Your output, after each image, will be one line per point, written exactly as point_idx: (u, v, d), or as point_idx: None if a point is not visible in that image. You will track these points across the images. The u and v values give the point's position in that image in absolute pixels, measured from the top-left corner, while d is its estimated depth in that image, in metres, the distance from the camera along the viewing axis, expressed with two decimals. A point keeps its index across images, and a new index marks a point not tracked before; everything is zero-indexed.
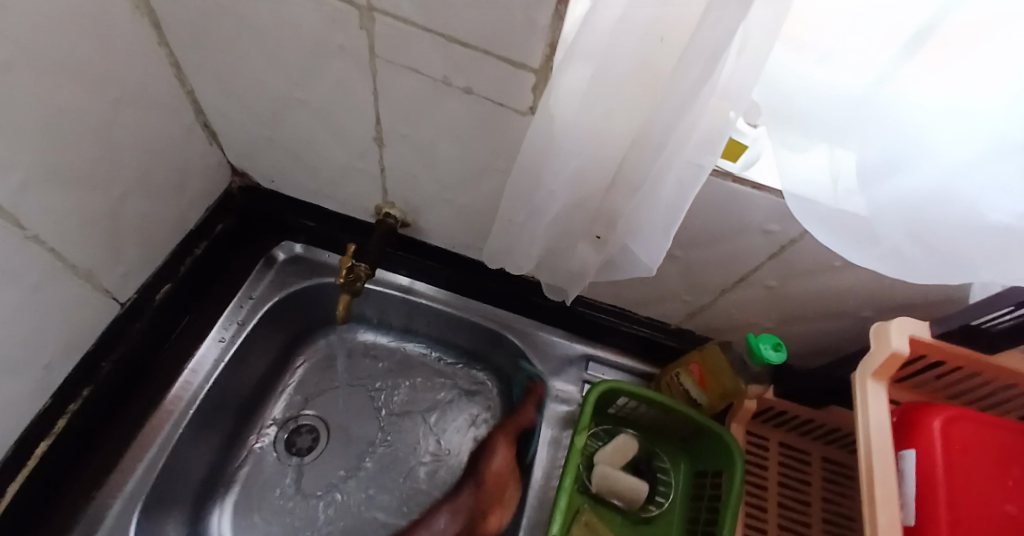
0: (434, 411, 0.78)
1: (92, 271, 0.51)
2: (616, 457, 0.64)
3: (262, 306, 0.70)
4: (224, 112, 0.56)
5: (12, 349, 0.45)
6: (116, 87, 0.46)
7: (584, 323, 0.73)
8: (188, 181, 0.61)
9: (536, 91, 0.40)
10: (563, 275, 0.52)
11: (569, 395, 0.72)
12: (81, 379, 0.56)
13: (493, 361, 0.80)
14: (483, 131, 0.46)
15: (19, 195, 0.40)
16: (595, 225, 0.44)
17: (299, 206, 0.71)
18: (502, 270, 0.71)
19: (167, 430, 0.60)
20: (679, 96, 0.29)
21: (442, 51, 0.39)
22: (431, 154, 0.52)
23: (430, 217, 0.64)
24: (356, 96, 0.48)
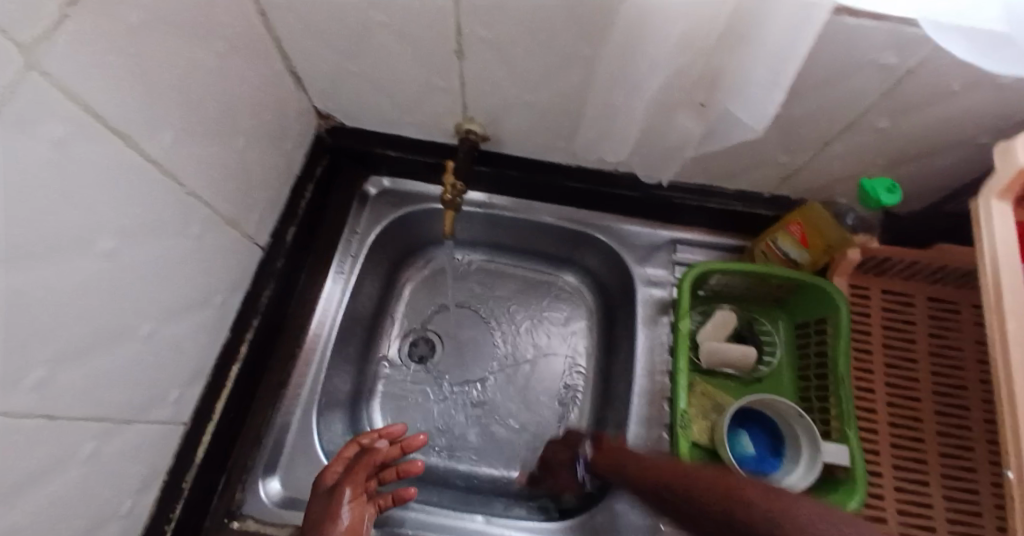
0: (532, 314, 0.85)
1: (237, 219, 0.59)
2: (718, 331, 0.68)
3: (368, 237, 0.77)
4: (307, 51, 0.58)
5: (192, 289, 0.53)
6: (222, 41, 0.49)
7: (667, 208, 0.75)
8: (287, 128, 0.65)
9: None
10: (661, 155, 0.55)
11: (661, 278, 0.76)
12: (249, 313, 0.65)
13: (581, 261, 0.84)
14: (571, 18, 0.46)
15: (172, 152, 0.46)
16: (699, 92, 0.45)
17: (382, 136, 0.74)
18: (585, 167, 0.73)
19: (319, 351, 0.70)
20: None
21: None
22: (515, 55, 0.53)
23: (510, 125, 0.65)
24: (437, 7, 0.48)
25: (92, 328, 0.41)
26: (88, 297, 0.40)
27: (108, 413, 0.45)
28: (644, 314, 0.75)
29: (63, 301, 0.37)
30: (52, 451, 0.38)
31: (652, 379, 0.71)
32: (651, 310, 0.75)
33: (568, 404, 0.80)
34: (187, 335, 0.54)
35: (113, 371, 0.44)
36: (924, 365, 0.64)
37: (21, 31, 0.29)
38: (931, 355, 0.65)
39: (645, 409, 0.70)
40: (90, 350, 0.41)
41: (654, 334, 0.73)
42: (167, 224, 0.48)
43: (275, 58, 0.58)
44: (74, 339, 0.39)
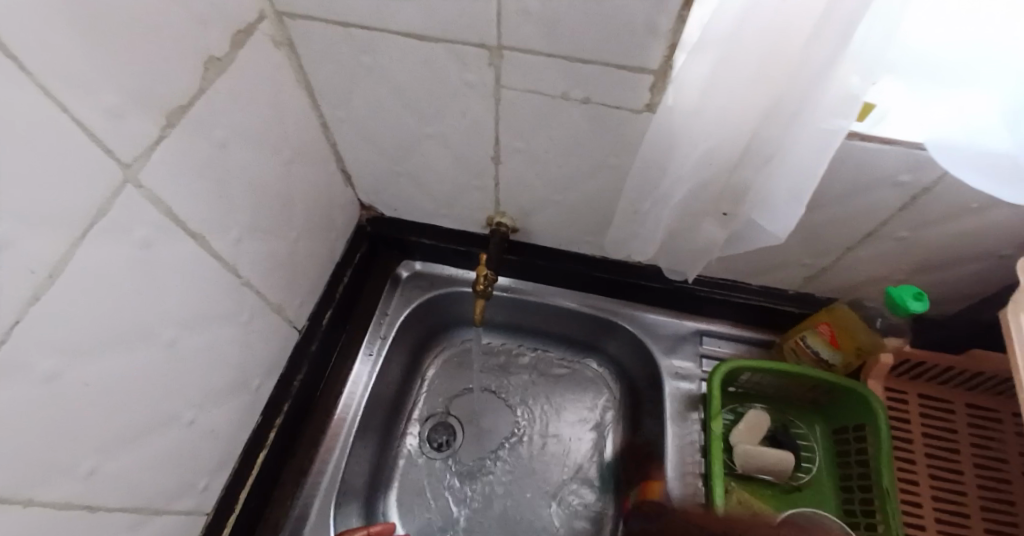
0: (555, 402, 0.85)
1: (282, 304, 0.62)
2: (751, 433, 0.67)
3: (398, 319, 0.80)
4: (359, 154, 0.65)
5: (235, 372, 0.56)
6: (289, 149, 0.55)
7: (691, 301, 0.76)
8: (334, 219, 0.71)
9: (653, 90, 0.44)
10: (685, 259, 0.57)
11: (688, 371, 0.76)
12: (281, 397, 0.66)
13: (606, 350, 0.85)
14: (602, 136, 0.51)
15: (236, 247, 0.51)
16: (722, 203, 0.47)
17: (418, 227, 0.79)
18: (610, 260, 0.75)
19: (344, 431, 0.71)
20: (808, 74, 0.33)
21: (567, 70, 0.44)
22: (548, 164, 0.57)
23: (540, 220, 0.69)
24: (479, 124, 0.54)
25: (143, 414, 0.43)
26: (142, 386, 0.42)
27: (141, 501, 0.45)
28: (672, 409, 0.74)
29: (117, 390, 0.39)
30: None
31: (683, 481, 0.68)
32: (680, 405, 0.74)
33: (593, 503, 0.76)
34: (224, 419, 0.56)
35: (153, 457, 0.46)
36: (965, 479, 0.60)
37: (123, 151, 0.35)
38: (971, 468, 0.61)
39: (678, 516, 0.66)
40: (135, 438, 0.43)
41: (683, 432, 0.72)
42: (222, 312, 0.51)
43: (331, 160, 0.65)
44: (124, 426, 0.41)
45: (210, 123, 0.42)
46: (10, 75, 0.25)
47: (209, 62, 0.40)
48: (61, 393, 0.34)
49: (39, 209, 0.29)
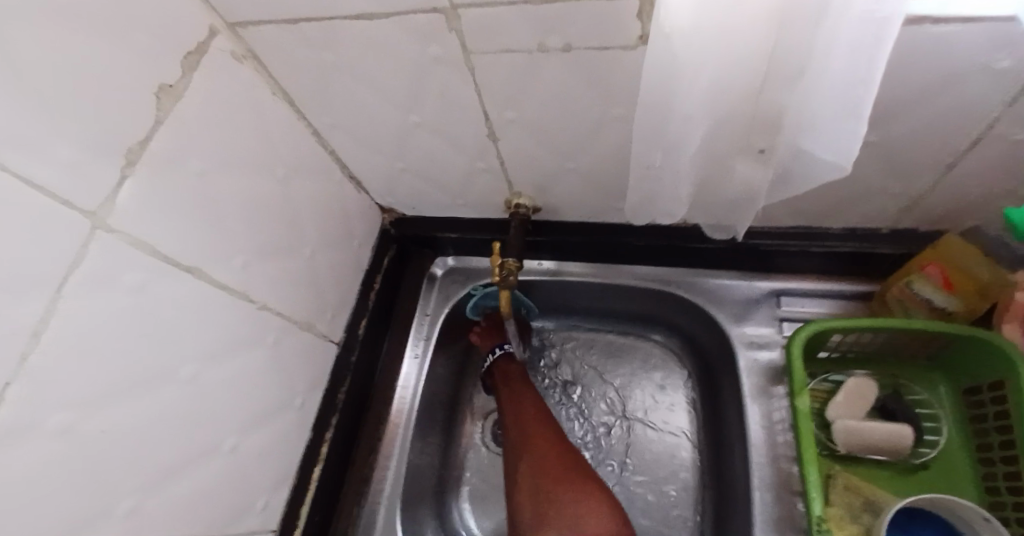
0: (619, 384, 0.78)
1: (310, 321, 0.62)
2: (852, 404, 0.56)
3: (439, 318, 0.78)
4: (360, 157, 0.62)
5: (271, 396, 0.56)
6: (282, 166, 0.54)
7: (757, 258, 0.65)
8: (353, 228, 0.70)
9: (641, 15, 0.35)
10: (724, 206, 0.47)
11: (768, 338, 0.65)
12: (328, 411, 0.67)
13: (670, 322, 0.76)
14: (596, 86, 0.43)
15: (243, 274, 0.51)
16: (755, 137, 0.38)
17: (441, 221, 0.75)
18: (654, 225, 0.65)
19: (401, 435, 0.71)
20: None
21: (533, 17, 0.37)
22: (549, 129, 0.50)
23: (560, 194, 0.62)
24: (461, 100, 0.49)
25: (176, 449, 0.44)
26: (166, 423, 0.43)
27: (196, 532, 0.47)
28: (752, 386, 0.63)
29: (144, 433, 0.41)
30: None
31: (775, 467, 0.59)
32: (762, 381, 0.63)
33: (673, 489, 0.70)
34: (269, 441, 0.57)
35: (202, 488, 0.48)
36: None
37: (84, 201, 0.34)
38: None
39: (771, 507, 0.57)
40: (176, 474, 0.45)
41: (767, 409, 0.62)
42: (242, 340, 0.51)
43: (335, 170, 0.63)
44: (159, 465, 0.43)
45: (179, 155, 0.41)
46: None
47: (163, 92, 0.39)
48: (79, 447, 0.35)
49: (15, 279, 0.29)
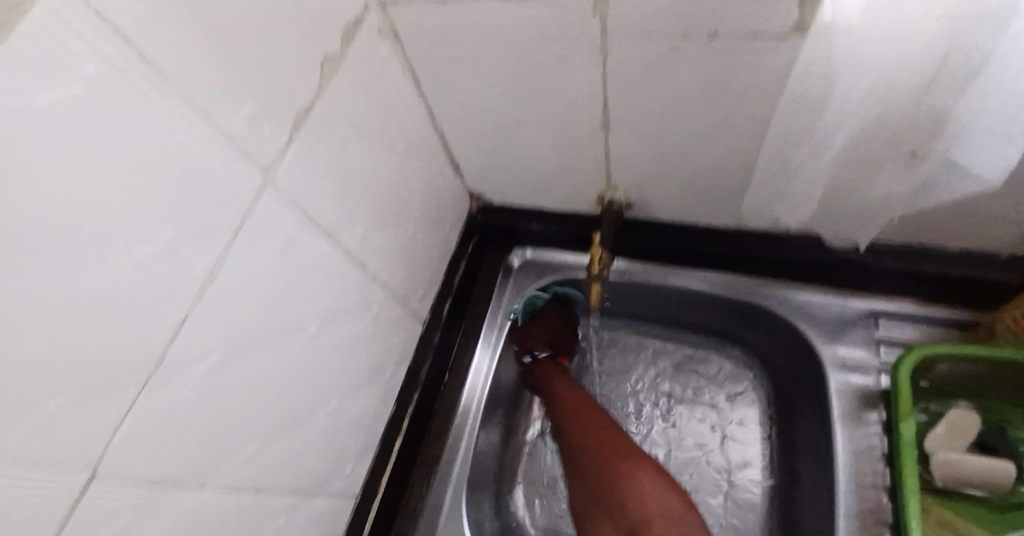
0: (686, 398, 0.76)
1: (404, 293, 0.65)
2: (954, 437, 0.53)
3: (508, 309, 0.78)
4: (467, 143, 0.65)
5: (365, 360, 0.59)
6: (402, 142, 0.57)
7: (857, 277, 0.63)
8: (446, 210, 0.72)
9: (804, 7, 0.35)
10: (855, 220, 0.51)
11: (861, 362, 0.62)
12: (410, 386, 0.70)
13: (748, 339, 0.74)
14: (732, 80, 0.43)
15: (361, 239, 0.53)
16: (910, 141, 0.39)
17: (525, 212, 0.76)
18: (751, 233, 0.65)
19: (468, 422, 0.71)
20: None
21: (687, 5, 0.38)
22: (667, 123, 0.51)
23: (658, 192, 0.62)
24: (584, 89, 0.50)
25: (290, 397, 0.47)
26: (287, 369, 0.45)
27: (297, 485, 0.50)
28: (842, 410, 0.60)
29: (271, 374, 0.43)
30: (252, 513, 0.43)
31: (861, 495, 0.56)
32: (852, 405, 0.60)
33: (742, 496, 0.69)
34: (360, 403, 0.59)
35: (308, 443, 0.50)
36: None
37: (259, 152, 0.37)
38: None
39: (859, 534, 0.54)
40: (287, 427, 0.47)
41: (855, 436, 0.59)
42: (353, 302, 0.54)
43: (441, 153, 0.66)
44: (274, 416, 0.45)
45: (332, 118, 0.45)
46: (175, 108, 0.30)
47: (327, 61, 0.42)
48: (225, 384, 0.38)
49: (196, 222, 0.33)
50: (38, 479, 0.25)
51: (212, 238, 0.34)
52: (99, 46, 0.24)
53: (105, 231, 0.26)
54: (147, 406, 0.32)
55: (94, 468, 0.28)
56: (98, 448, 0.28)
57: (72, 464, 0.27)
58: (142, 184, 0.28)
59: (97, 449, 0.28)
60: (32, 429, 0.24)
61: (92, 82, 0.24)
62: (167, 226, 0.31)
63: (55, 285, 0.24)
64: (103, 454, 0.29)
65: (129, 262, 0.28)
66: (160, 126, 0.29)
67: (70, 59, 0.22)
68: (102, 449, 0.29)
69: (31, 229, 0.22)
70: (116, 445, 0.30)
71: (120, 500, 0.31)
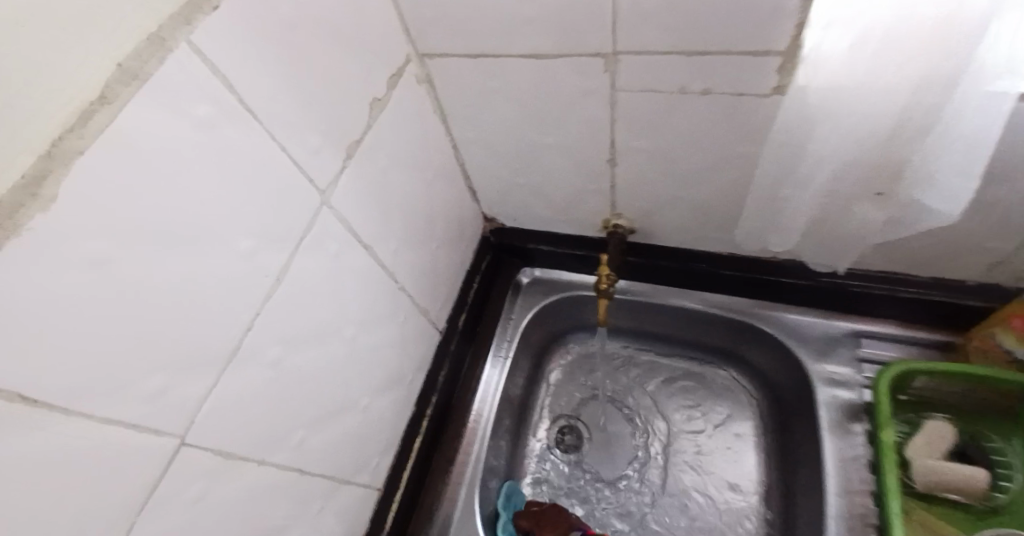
0: (686, 410, 0.82)
1: (427, 307, 0.70)
2: (933, 445, 0.58)
3: (522, 323, 0.84)
4: (487, 171, 0.71)
5: (395, 367, 0.64)
6: (430, 171, 0.63)
7: (841, 299, 0.69)
8: (465, 231, 0.78)
9: (782, 72, 0.42)
10: (838, 247, 0.56)
11: (847, 378, 0.68)
12: (428, 391, 0.74)
13: (743, 355, 0.80)
14: (725, 126, 0.50)
15: (394, 257, 0.59)
16: (874, 184, 0.45)
17: (537, 234, 0.83)
18: (746, 258, 0.71)
19: (481, 427, 0.76)
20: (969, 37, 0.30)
21: (686, 65, 0.45)
22: (671, 160, 0.57)
23: (661, 219, 0.69)
24: (596, 126, 0.56)
25: (331, 400, 0.52)
26: (331, 372, 0.51)
27: (334, 472, 0.54)
28: (830, 419, 0.66)
29: (317, 375, 0.49)
30: (294, 501, 0.48)
31: (850, 500, 0.61)
32: (840, 416, 0.66)
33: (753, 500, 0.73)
34: (389, 408, 0.64)
35: (343, 436, 0.55)
36: None
37: (320, 180, 0.44)
38: None
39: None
40: (327, 419, 0.52)
41: (842, 445, 0.64)
42: (385, 314, 0.59)
43: (461, 179, 0.72)
44: (319, 408, 0.50)
45: (375, 153, 0.51)
46: (263, 142, 0.37)
47: (374, 102, 0.49)
48: (284, 375, 0.44)
49: (271, 234, 0.39)
50: (139, 435, 0.31)
51: (280, 247, 0.40)
52: (207, 91, 0.31)
53: (205, 239, 0.33)
54: (223, 388, 0.37)
55: (180, 441, 0.34)
56: (185, 419, 0.34)
57: (165, 430, 0.33)
58: (233, 202, 0.35)
59: (186, 418, 0.34)
60: (129, 392, 0.30)
61: (198, 119, 0.31)
62: (250, 236, 0.37)
63: (159, 275, 0.30)
64: (189, 425, 0.35)
65: (218, 267, 0.35)
66: (253, 158, 0.36)
67: (180, 99, 0.29)
68: (188, 422, 0.35)
69: (135, 227, 0.28)
70: (199, 420, 0.35)
71: (198, 461, 0.36)
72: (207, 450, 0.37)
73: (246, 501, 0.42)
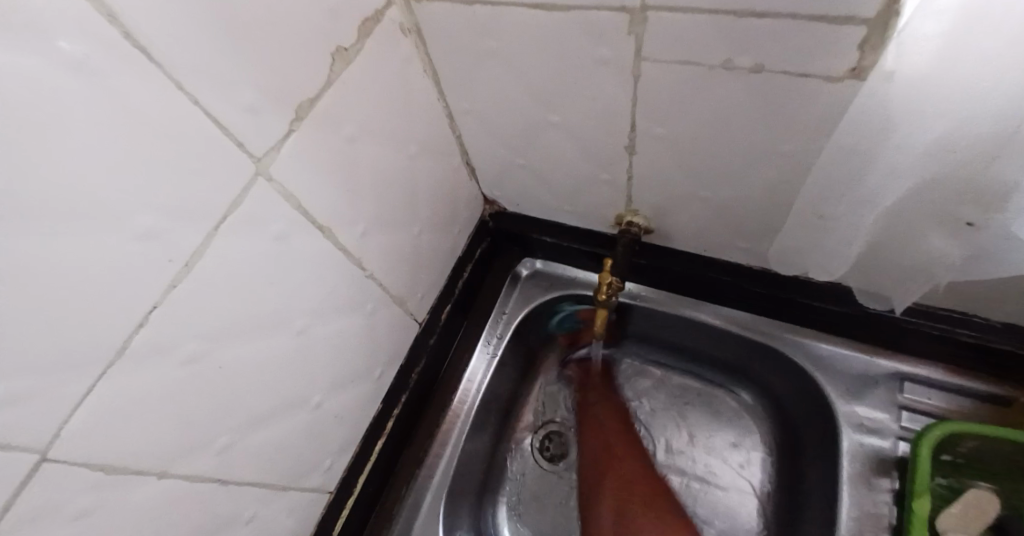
0: (685, 430, 0.74)
1: (404, 296, 0.62)
2: (973, 518, 0.50)
3: (515, 320, 0.76)
4: (485, 146, 0.61)
5: (358, 362, 0.57)
6: (415, 142, 0.54)
7: (888, 334, 0.59)
8: (458, 212, 0.69)
9: (865, 48, 0.31)
10: (901, 276, 0.46)
11: (880, 425, 0.58)
12: (400, 386, 0.67)
13: (760, 381, 0.70)
14: (775, 115, 0.40)
15: (362, 240, 0.51)
16: (965, 210, 0.35)
17: (539, 223, 0.73)
18: (779, 275, 0.60)
19: (456, 426, 0.70)
20: None
21: (733, 32, 0.34)
22: (700, 151, 0.47)
23: (681, 220, 0.59)
24: (613, 104, 0.46)
25: (269, 399, 0.45)
26: (268, 369, 0.44)
27: (271, 476, 0.48)
28: (852, 471, 0.57)
29: (249, 373, 0.42)
30: (215, 510, 0.42)
31: None
32: (864, 468, 0.57)
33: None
34: (348, 405, 0.58)
35: (286, 436, 0.49)
36: None
37: (254, 144, 0.35)
38: None
39: None
40: (264, 421, 0.45)
41: (863, 502, 0.55)
42: (347, 304, 0.52)
43: (456, 154, 0.63)
44: (249, 408, 0.43)
45: (338, 116, 0.42)
46: (172, 97, 0.29)
47: (338, 53, 0.40)
48: (202, 374, 0.37)
49: (180, 209, 0.31)
50: None
51: (194, 226, 0.33)
52: (83, 27, 0.23)
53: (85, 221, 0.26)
54: (108, 392, 0.30)
55: (45, 451, 0.28)
56: (51, 427, 0.27)
57: (19, 442, 0.26)
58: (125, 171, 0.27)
59: (53, 424, 0.28)
60: None
61: (69, 60, 0.23)
62: (149, 211, 0.30)
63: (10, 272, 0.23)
64: (59, 432, 0.28)
65: (95, 250, 0.27)
66: (156, 116, 0.28)
67: (38, 33, 0.21)
68: (53, 433, 0.28)
69: None
70: (72, 429, 0.29)
71: (70, 481, 0.29)
72: (86, 463, 0.30)
73: (145, 512, 0.36)
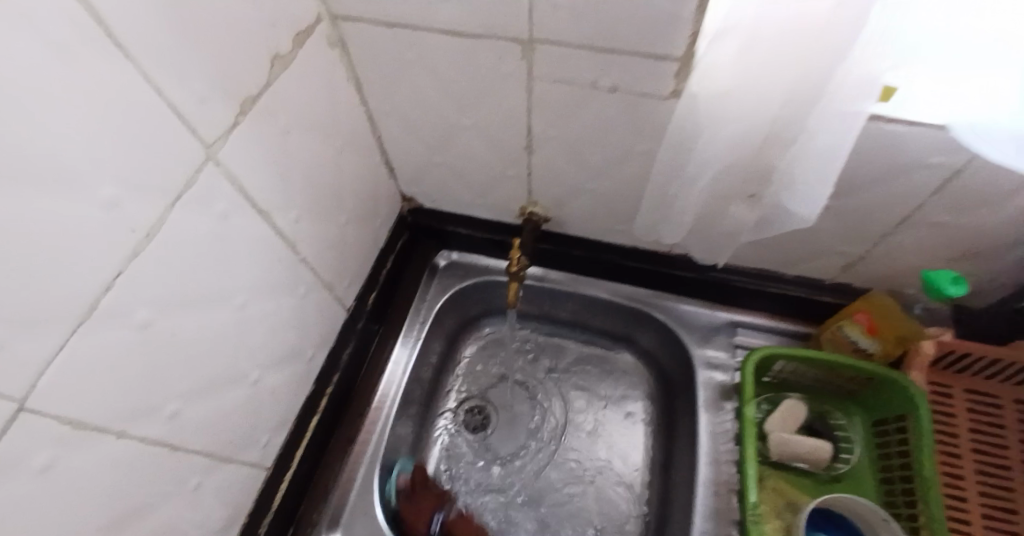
0: (582, 392, 0.85)
1: (332, 283, 0.68)
2: (787, 421, 0.67)
3: (435, 305, 0.84)
4: (402, 144, 0.69)
5: (292, 344, 0.61)
6: (340, 139, 0.61)
7: (726, 292, 0.77)
8: (379, 206, 0.76)
9: (678, 76, 0.45)
10: (717, 243, 0.62)
11: (721, 361, 0.76)
12: (330, 369, 0.72)
13: (639, 342, 0.85)
14: (631, 122, 0.53)
15: (296, 227, 0.57)
16: (749, 186, 0.51)
17: (453, 217, 0.82)
18: (646, 251, 0.76)
19: (386, 408, 0.76)
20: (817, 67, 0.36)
21: (597, 59, 0.46)
22: (582, 150, 0.59)
23: (571, 208, 0.71)
24: (512, 111, 0.57)
25: (213, 372, 0.49)
26: (211, 344, 0.47)
27: (213, 448, 0.51)
28: (706, 398, 0.74)
29: (196, 346, 0.45)
30: (165, 478, 0.45)
31: (717, 469, 0.69)
32: (714, 395, 0.74)
33: (633, 486, 0.76)
34: (282, 384, 0.61)
35: (226, 410, 0.52)
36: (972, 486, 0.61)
37: (206, 132, 0.40)
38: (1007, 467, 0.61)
39: (711, 501, 0.67)
40: (206, 393, 0.49)
41: (716, 420, 0.72)
42: (281, 286, 0.56)
43: (376, 154, 0.70)
44: (195, 381, 0.46)
45: (275, 114, 0.48)
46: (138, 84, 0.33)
47: (276, 59, 0.46)
48: (155, 341, 0.40)
49: (137, 180, 0.35)
50: None
51: (150, 201, 0.37)
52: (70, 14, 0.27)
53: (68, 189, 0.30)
54: (76, 352, 0.33)
55: (20, 403, 0.30)
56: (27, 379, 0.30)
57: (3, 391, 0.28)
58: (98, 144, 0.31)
59: (27, 380, 0.30)
60: None
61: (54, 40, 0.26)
62: (114, 182, 0.33)
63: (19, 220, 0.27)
64: (34, 385, 0.30)
65: (72, 218, 0.31)
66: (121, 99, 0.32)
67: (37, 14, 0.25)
68: (29, 384, 0.30)
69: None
70: (44, 385, 0.31)
71: (45, 433, 0.32)
72: (57, 419, 0.33)
73: (109, 470, 0.39)
